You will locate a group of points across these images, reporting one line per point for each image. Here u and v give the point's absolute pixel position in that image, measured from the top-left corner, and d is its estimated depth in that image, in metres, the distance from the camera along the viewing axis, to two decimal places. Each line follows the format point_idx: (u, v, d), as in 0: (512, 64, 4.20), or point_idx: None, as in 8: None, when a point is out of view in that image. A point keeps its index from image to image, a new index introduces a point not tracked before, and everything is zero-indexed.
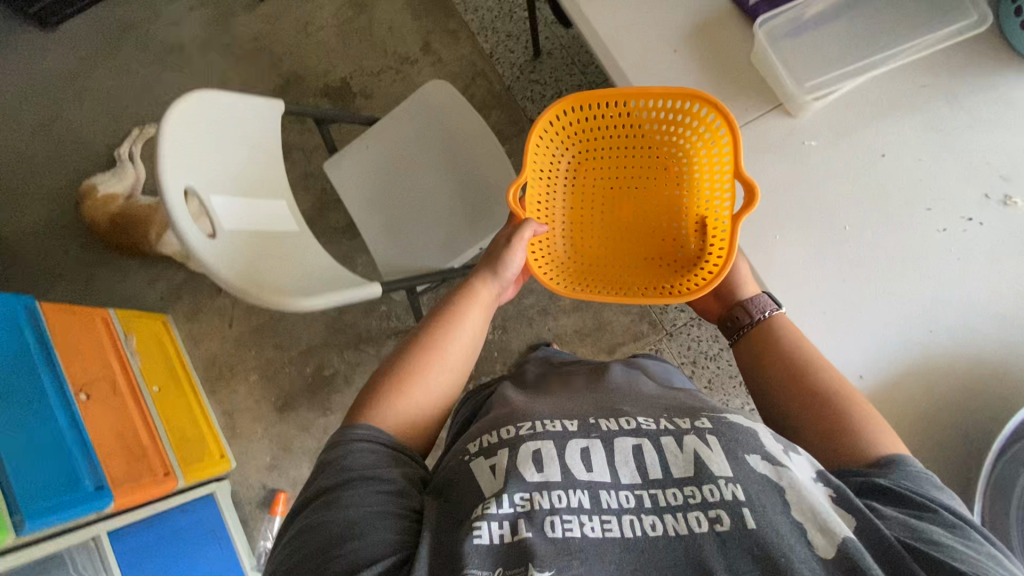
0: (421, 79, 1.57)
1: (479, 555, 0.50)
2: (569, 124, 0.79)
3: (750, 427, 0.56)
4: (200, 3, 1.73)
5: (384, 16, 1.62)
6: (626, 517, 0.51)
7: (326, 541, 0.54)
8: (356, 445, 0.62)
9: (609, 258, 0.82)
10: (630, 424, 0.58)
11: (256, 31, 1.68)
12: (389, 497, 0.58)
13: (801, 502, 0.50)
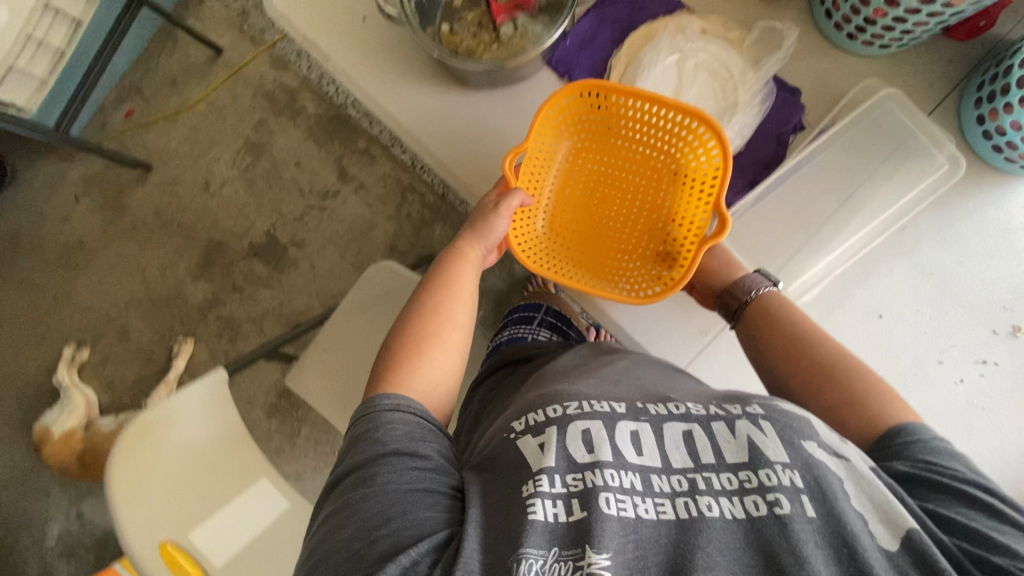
0: (349, 211, 1.45)
1: (537, 533, 0.49)
2: (579, 108, 0.69)
3: (803, 415, 0.54)
4: (84, 189, 1.56)
5: (287, 151, 1.48)
6: (680, 499, 0.49)
7: (368, 522, 0.52)
8: (386, 420, 0.59)
9: (578, 246, 0.73)
10: (678, 409, 0.57)
11: (155, 204, 1.53)
12: (429, 477, 0.56)
13: (857, 482, 0.48)
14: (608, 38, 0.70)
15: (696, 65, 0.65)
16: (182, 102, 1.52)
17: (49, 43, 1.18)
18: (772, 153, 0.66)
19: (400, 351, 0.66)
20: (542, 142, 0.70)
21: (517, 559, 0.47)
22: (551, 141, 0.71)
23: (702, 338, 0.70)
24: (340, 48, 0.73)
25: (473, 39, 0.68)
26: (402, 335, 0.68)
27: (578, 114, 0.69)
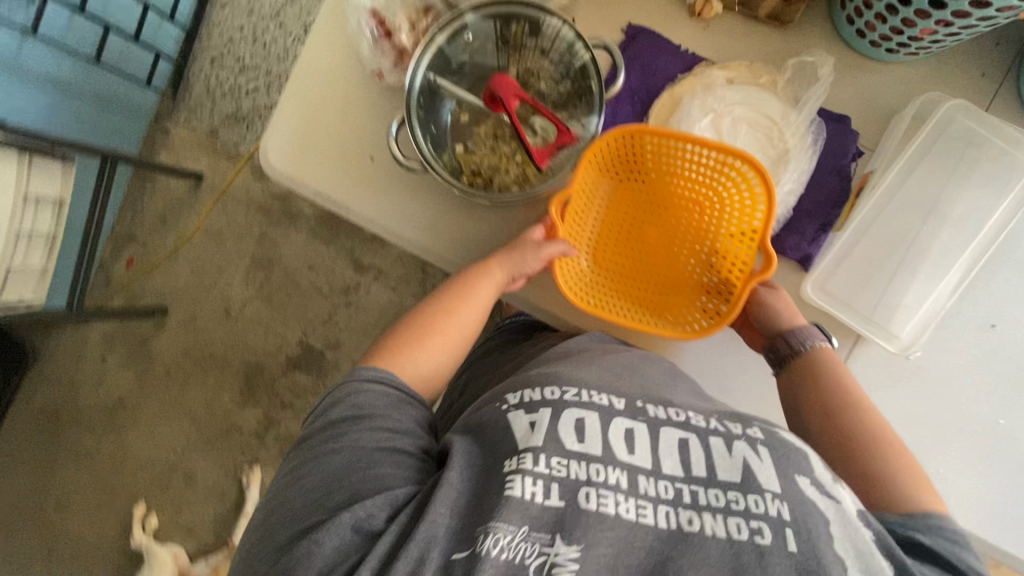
0: (374, 301, 1.42)
1: (512, 509, 0.51)
2: (623, 150, 0.60)
3: (801, 448, 0.56)
4: (108, 347, 1.54)
5: (296, 257, 1.44)
6: (661, 507, 0.52)
7: (334, 472, 0.56)
8: (366, 386, 0.62)
9: (619, 286, 0.64)
10: (678, 416, 0.59)
11: (182, 344, 1.50)
12: (401, 442, 0.59)
13: (845, 524, 0.51)
14: (629, 110, 0.65)
15: (734, 120, 0.61)
16: (177, 237, 1.49)
17: (38, 229, 1.15)
18: (837, 189, 0.61)
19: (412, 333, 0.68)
20: (587, 182, 0.61)
21: (484, 533, 0.50)
22: (596, 183, 0.62)
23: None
24: (355, 197, 0.70)
25: (494, 154, 0.66)
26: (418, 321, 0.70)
27: (629, 155, 0.60)
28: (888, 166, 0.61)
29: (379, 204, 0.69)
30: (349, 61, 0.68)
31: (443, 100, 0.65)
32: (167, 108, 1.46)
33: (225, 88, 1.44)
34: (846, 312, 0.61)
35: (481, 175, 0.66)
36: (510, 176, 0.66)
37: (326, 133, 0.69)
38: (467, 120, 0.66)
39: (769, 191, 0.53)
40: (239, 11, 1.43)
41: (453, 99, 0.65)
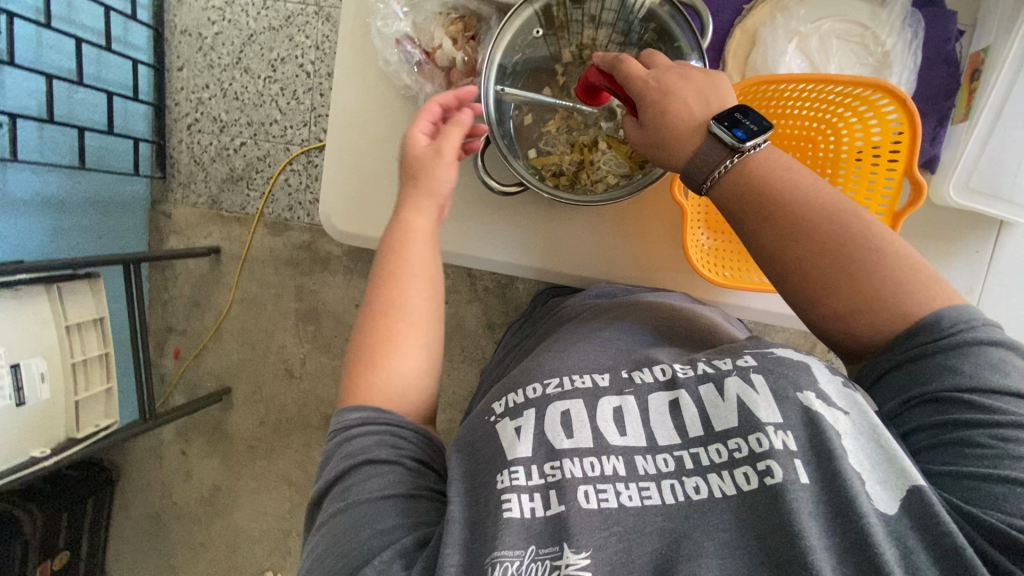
0: None
1: (515, 533, 0.46)
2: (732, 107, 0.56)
3: (802, 361, 0.50)
4: (185, 441, 1.53)
5: (339, 299, 1.40)
6: (666, 483, 0.46)
7: (345, 540, 0.49)
8: (355, 430, 0.55)
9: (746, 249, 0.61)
10: (664, 374, 0.52)
11: (255, 417, 1.49)
12: (409, 489, 0.52)
13: (858, 438, 0.45)
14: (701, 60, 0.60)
15: (823, 36, 0.56)
16: (215, 316, 1.45)
17: (89, 355, 1.12)
18: (945, 78, 0.57)
19: (367, 324, 0.59)
20: None
21: (491, 564, 0.45)
22: None
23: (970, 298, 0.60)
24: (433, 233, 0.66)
25: (574, 149, 0.62)
26: (372, 311, 0.60)
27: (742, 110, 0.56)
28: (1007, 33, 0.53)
29: (461, 234, 0.66)
30: (387, 94, 0.63)
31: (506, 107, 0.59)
32: (160, 192, 1.39)
33: (211, 153, 1.37)
34: (991, 204, 0.56)
35: (566, 174, 0.63)
36: (600, 168, 0.62)
37: (384, 178, 0.65)
38: (532, 119, 0.62)
39: (912, 116, 0.50)
40: (197, 68, 1.34)
41: (516, 104, 0.60)
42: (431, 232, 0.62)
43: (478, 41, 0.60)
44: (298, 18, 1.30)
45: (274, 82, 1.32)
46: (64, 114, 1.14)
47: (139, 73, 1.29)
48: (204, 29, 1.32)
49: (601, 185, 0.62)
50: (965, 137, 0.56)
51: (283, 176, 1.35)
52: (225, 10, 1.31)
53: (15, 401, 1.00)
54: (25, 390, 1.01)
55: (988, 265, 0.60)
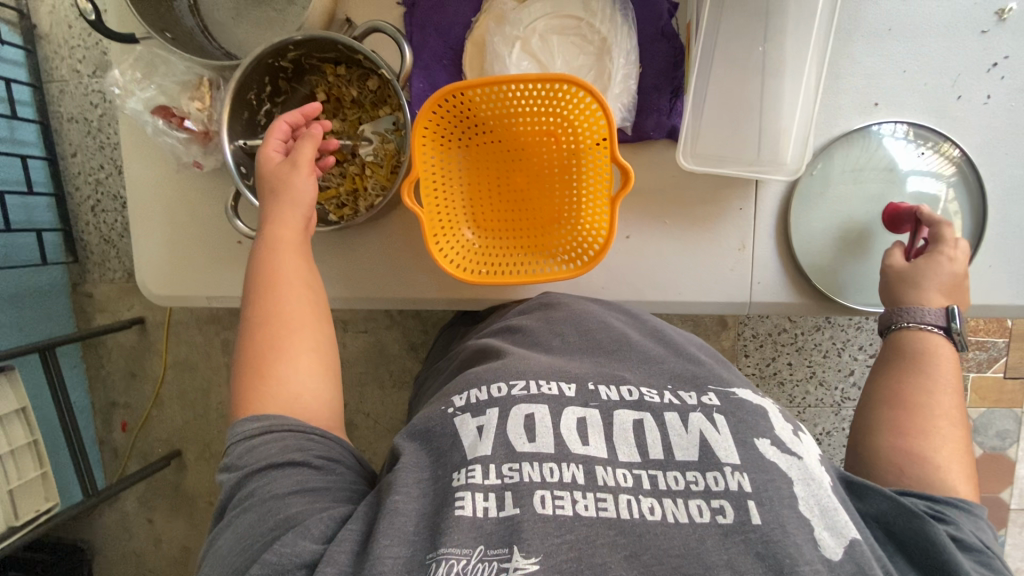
0: (355, 349, 1.41)
1: (464, 531, 0.47)
2: (459, 117, 0.58)
3: (761, 407, 0.57)
4: (149, 509, 1.55)
5: None
6: (623, 496, 0.49)
7: (252, 534, 0.50)
8: (258, 436, 0.55)
9: (514, 243, 0.62)
10: (631, 395, 0.56)
11: (209, 474, 1.51)
12: (317, 485, 0.54)
13: (807, 483, 0.51)
14: (446, 77, 0.62)
15: (542, 36, 0.59)
16: (154, 383, 1.49)
17: (15, 445, 1.16)
18: (667, 49, 0.62)
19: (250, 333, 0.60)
20: (440, 161, 0.59)
21: (437, 561, 0.46)
22: (448, 158, 0.60)
23: (744, 252, 0.69)
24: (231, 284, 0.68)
25: (345, 180, 0.65)
26: (253, 321, 0.61)
27: (474, 119, 0.58)
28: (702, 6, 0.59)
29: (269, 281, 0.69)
30: (168, 162, 0.67)
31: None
32: (78, 275, 1.44)
33: (118, 230, 1.41)
34: (727, 162, 0.62)
35: (346, 205, 0.65)
36: (369, 193, 0.64)
37: (184, 240, 0.68)
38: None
39: (601, 103, 0.54)
40: (89, 151, 1.39)
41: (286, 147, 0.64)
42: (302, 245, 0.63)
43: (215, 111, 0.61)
44: None
45: None
46: None
47: (31, 167, 1.34)
48: (89, 113, 1.37)
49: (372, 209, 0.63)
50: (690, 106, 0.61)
51: None
52: (104, 92, 1.36)
53: None
54: None
55: (753, 219, 0.69)
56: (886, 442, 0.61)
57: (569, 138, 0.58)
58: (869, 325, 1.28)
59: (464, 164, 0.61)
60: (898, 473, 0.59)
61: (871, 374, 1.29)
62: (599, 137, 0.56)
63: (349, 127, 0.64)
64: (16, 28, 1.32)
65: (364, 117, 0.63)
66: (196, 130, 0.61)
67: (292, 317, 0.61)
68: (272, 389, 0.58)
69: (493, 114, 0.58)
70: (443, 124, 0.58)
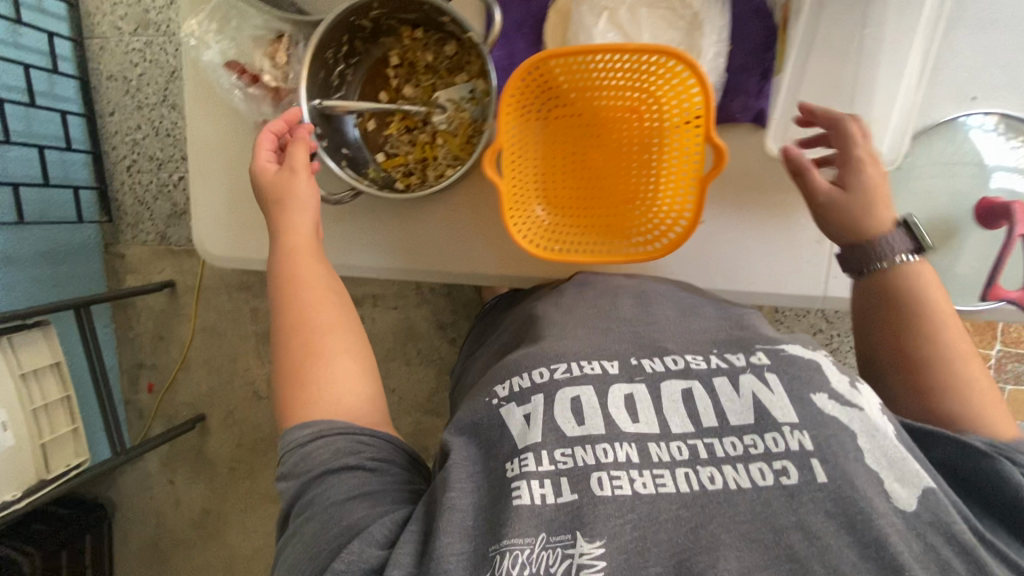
0: (383, 325, 1.41)
1: (524, 519, 0.46)
2: (545, 86, 0.56)
3: (813, 361, 0.52)
4: (171, 469, 1.57)
5: None
6: (681, 470, 0.47)
7: (320, 543, 0.50)
8: (310, 444, 0.54)
9: (583, 224, 0.61)
10: (677, 363, 0.53)
11: (231, 440, 1.52)
12: (374, 488, 0.53)
13: (871, 435, 0.48)
14: (525, 45, 0.61)
15: (631, 7, 0.57)
16: (181, 346, 1.49)
17: (50, 399, 1.17)
18: (759, 30, 0.62)
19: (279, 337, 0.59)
20: (520, 132, 0.58)
21: (501, 552, 0.45)
22: (527, 130, 0.58)
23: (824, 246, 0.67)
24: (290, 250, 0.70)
25: (416, 148, 0.63)
26: (282, 326, 0.60)
27: (559, 90, 0.57)
28: None
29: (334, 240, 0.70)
30: (234, 121, 0.65)
31: (342, 118, 0.62)
32: (111, 234, 1.44)
33: (153, 191, 1.41)
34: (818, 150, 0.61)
35: (415, 174, 0.63)
36: (440, 163, 0.62)
37: (246, 202, 0.67)
38: (371, 123, 0.63)
39: (703, 80, 0.51)
40: (127, 110, 1.37)
41: (353, 111, 0.62)
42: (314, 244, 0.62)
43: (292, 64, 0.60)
44: None
45: None
46: None
47: (71, 123, 1.33)
48: (129, 72, 1.36)
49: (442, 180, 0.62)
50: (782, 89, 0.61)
51: None
52: (145, 51, 1.35)
53: None
54: None
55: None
56: (938, 401, 0.58)
57: (658, 118, 0.56)
58: None
59: (541, 136, 0.59)
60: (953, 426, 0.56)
61: None
62: (692, 116, 0.54)
63: (422, 94, 0.62)
64: None
65: (438, 84, 0.62)
66: (271, 86, 0.60)
67: (316, 319, 0.60)
68: (314, 386, 0.57)
69: (578, 86, 0.56)
70: (527, 93, 0.56)
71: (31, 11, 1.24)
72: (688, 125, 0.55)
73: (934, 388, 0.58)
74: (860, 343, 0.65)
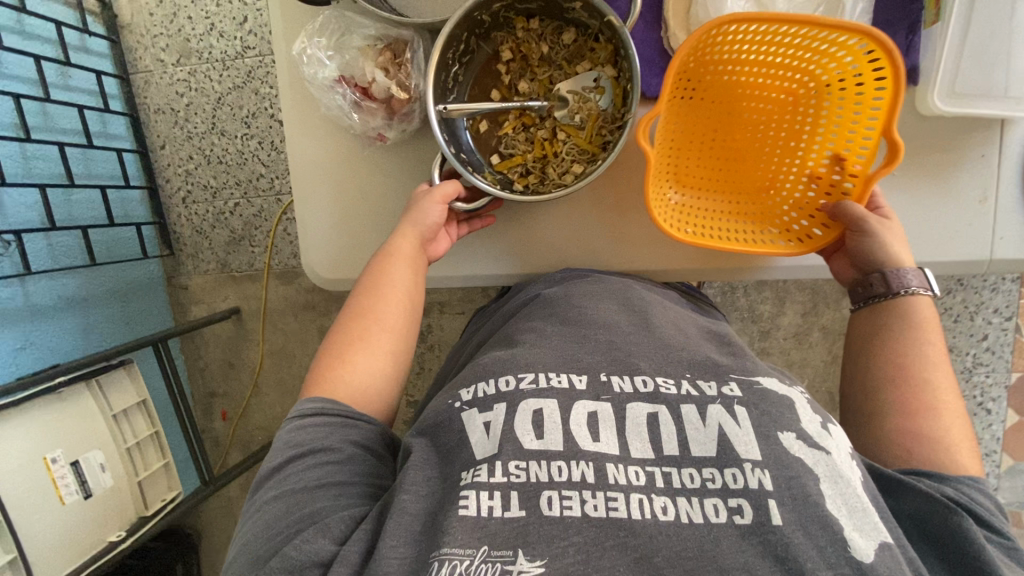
0: (451, 332, 1.37)
1: (467, 530, 0.43)
2: (703, 75, 0.60)
3: (787, 398, 0.50)
4: None
5: None
6: (635, 496, 0.44)
7: (276, 523, 0.51)
8: (310, 417, 0.58)
9: (714, 204, 0.66)
10: (647, 387, 0.51)
11: None
12: (342, 478, 0.54)
13: (835, 482, 0.44)
14: (642, 24, 0.61)
15: None
16: (251, 371, 1.49)
17: (140, 437, 1.18)
18: None
19: (347, 320, 0.65)
20: (674, 117, 0.62)
21: (439, 560, 0.42)
22: (680, 113, 0.62)
23: (987, 206, 0.62)
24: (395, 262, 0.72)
25: (535, 146, 0.62)
26: (354, 311, 0.64)
27: (719, 75, 0.60)
28: None
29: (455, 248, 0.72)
30: (342, 138, 0.64)
31: (457, 122, 0.60)
32: (172, 267, 1.44)
33: (210, 220, 1.40)
34: (983, 101, 0.57)
35: (533, 173, 0.63)
36: (564, 159, 0.62)
37: (357, 221, 0.66)
38: (486, 125, 0.63)
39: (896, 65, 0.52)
40: (177, 142, 1.37)
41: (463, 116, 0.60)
42: (416, 259, 0.65)
43: (408, 66, 0.59)
44: (257, 71, 1.31)
45: (251, 138, 1.34)
46: (65, 218, 1.19)
47: (126, 160, 1.33)
48: (175, 103, 1.35)
49: (568, 176, 0.61)
50: (935, 40, 0.58)
51: (282, 226, 1.37)
52: (189, 81, 1.33)
53: (83, 494, 1.06)
54: (89, 481, 1.06)
55: (998, 166, 0.61)
56: (892, 425, 0.56)
57: (812, 103, 0.60)
58: (1006, 286, 1.18)
59: (688, 120, 0.63)
60: (905, 457, 0.54)
61: (1007, 338, 1.20)
62: (867, 101, 0.57)
63: (539, 88, 0.62)
64: (99, 19, 1.30)
65: (557, 75, 0.61)
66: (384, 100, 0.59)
67: (382, 316, 0.64)
68: (352, 382, 0.61)
69: (740, 72, 0.60)
70: (691, 77, 0.59)
71: (76, 52, 1.24)
72: (857, 108, 0.58)
73: (907, 409, 0.56)
74: (854, 367, 0.62)
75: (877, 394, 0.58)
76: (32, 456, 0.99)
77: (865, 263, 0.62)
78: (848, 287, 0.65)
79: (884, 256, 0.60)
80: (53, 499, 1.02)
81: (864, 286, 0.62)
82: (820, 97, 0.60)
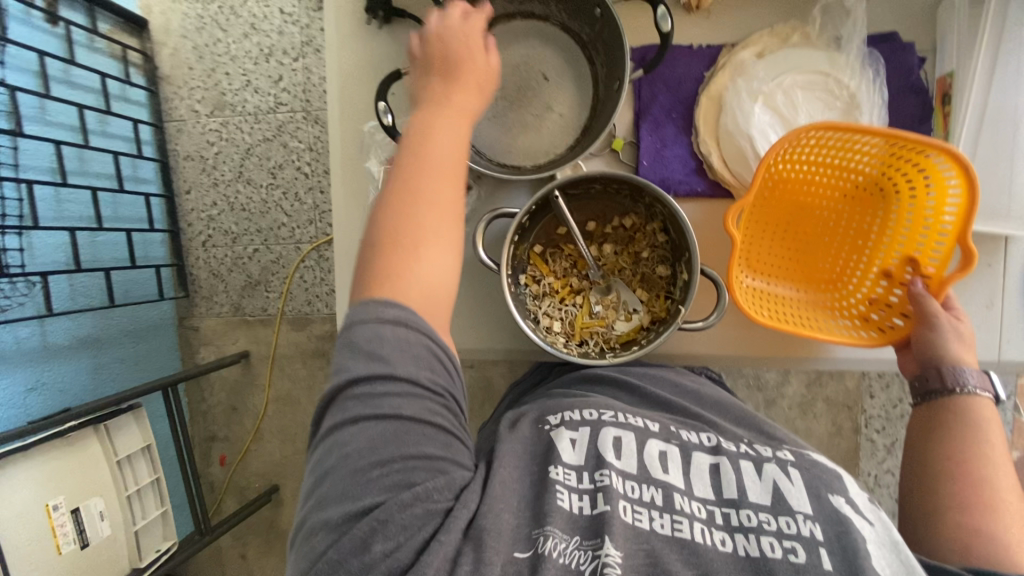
0: None
1: (563, 518, 0.46)
2: (785, 173, 0.64)
3: (834, 469, 0.52)
4: (242, 544, 1.50)
5: None
6: (697, 523, 0.46)
7: (373, 460, 0.42)
8: (389, 324, 0.44)
9: (785, 291, 0.69)
10: (709, 441, 0.54)
11: None
12: (443, 420, 0.45)
13: (882, 546, 0.44)
14: (674, 129, 0.67)
15: (786, 90, 0.64)
16: (255, 416, 1.48)
17: (141, 484, 1.16)
18: (919, 104, 0.65)
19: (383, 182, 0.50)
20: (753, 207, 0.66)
21: (542, 535, 0.44)
22: (759, 204, 0.66)
23: (994, 311, 0.65)
24: None
25: (562, 283, 0.71)
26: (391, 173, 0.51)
27: (798, 174, 0.65)
28: (969, 62, 0.60)
29: (498, 311, 0.74)
30: None
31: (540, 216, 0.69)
32: (185, 309, 1.45)
33: (228, 264, 1.43)
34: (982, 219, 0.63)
35: (542, 288, 0.71)
36: (563, 311, 0.71)
37: None
38: (564, 233, 0.71)
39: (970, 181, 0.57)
40: (203, 188, 1.41)
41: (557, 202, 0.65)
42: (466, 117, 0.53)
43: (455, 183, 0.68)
44: (288, 126, 1.36)
45: (276, 188, 1.38)
46: (88, 259, 1.23)
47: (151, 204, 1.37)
48: (205, 151, 1.40)
49: (548, 317, 0.70)
50: None
51: (298, 274, 1.40)
52: (220, 131, 1.39)
53: (81, 544, 1.04)
54: (87, 531, 1.04)
55: (1003, 277, 0.65)
56: (951, 518, 0.53)
57: (881, 206, 0.65)
58: None
59: (765, 211, 0.67)
60: (964, 552, 0.51)
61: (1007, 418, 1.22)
62: (934, 207, 0.61)
63: (610, 265, 0.71)
64: (141, 70, 1.36)
65: (626, 271, 0.72)
66: None
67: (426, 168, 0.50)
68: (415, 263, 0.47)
69: (817, 171, 0.65)
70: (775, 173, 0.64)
71: (117, 101, 1.30)
72: (924, 212, 0.62)
73: (970, 505, 0.53)
74: (914, 462, 0.59)
75: (934, 490, 0.55)
76: (36, 503, 0.98)
77: (925, 358, 0.60)
78: (907, 379, 0.63)
79: (946, 353, 0.59)
80: (51, 548, 1.00)
81: (922, 380, 0.61)
82: (889, 200, 0.65)
